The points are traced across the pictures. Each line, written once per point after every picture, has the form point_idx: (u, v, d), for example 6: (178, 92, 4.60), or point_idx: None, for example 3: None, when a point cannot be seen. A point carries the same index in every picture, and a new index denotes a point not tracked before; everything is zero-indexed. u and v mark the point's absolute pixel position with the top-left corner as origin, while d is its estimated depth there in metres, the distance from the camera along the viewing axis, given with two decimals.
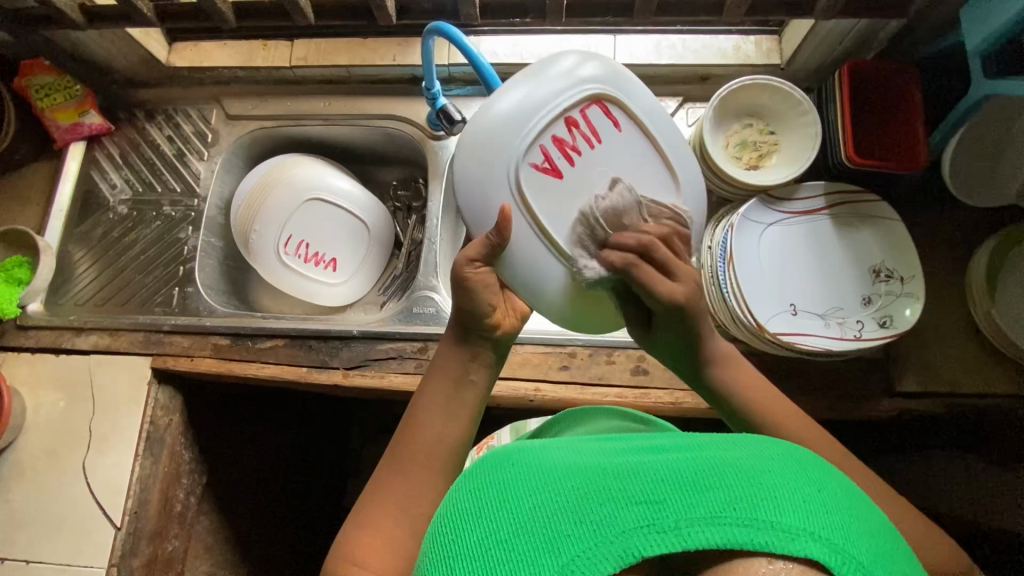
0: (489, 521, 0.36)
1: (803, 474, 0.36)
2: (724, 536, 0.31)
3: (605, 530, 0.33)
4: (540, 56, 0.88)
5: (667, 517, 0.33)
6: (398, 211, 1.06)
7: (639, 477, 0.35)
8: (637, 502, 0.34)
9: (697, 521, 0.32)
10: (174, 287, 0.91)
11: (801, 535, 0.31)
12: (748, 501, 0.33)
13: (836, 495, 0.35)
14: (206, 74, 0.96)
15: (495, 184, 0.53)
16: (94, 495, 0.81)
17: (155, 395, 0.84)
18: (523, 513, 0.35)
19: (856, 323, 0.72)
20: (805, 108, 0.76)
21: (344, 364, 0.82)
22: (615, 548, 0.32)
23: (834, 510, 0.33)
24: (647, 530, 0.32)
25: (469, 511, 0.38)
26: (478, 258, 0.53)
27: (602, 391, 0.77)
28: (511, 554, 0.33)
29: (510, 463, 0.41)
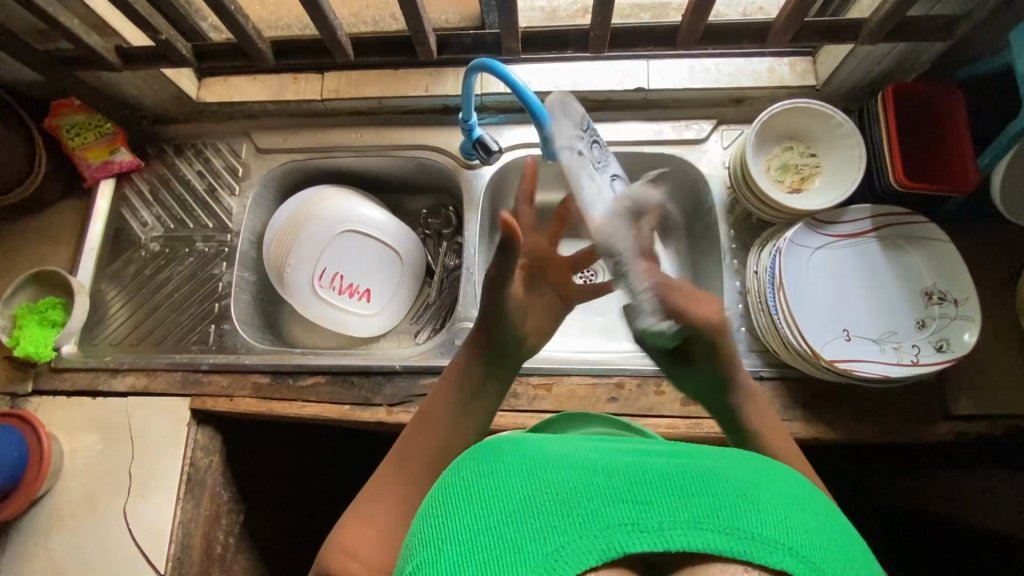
0: (480, 504, 0.36)
1: (786, 488, 0.37)
2: (705, 540, 0.32)
3: (591, 524, 0.33)
4: (574, 84, 0.88)
5: (651, 516, 0.33)
6: (428, 238, 1.06)
7: (625, 475, 0.36)
8: (621, 501, 0.34)
9: (679, 523, 0.33)
10: (210, 324, 0.90)
11: (779, 547, 0.32)
12: (730, 509, 0.33)
13: (815, 508, 0.36)
14: (236, 108, 0.96)
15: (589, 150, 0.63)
16: (137, 541, 0.79)
17: (195, 437, 0.83)
18: (510, 498, 0.35)
19: (912, 348, 0.71)
20: (847, 131, 0.76)
21: (387, 400, 0.81)
22: (598, 542, 0.32)
23: (817, 530, 0.34)
24: (631, 528, 0.33)
25: (455, 495, 0.37)
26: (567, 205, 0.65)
27: (653, 422, 0.76)
28: (497, 541, 0.33)
29: (497, 449, 0.40)
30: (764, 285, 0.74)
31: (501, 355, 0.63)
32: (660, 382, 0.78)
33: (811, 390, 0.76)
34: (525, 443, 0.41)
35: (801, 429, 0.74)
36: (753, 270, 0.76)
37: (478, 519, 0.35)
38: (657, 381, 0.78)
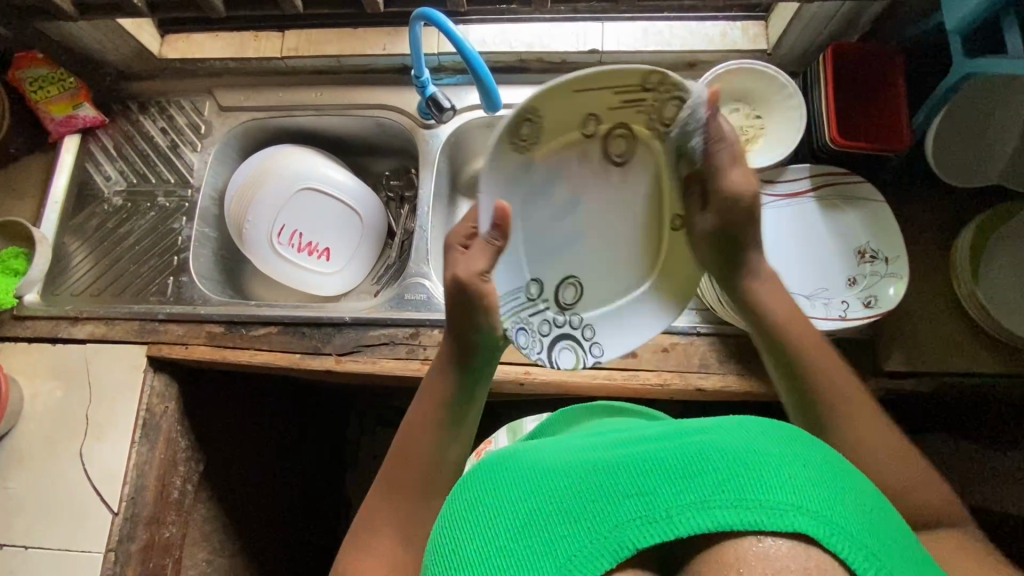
0: (495, 526, 0.38)
1: (786, 447, 0.39)
2: (715, 520, 0.34)
3: (603, 526, 0.36)
4: (528, 44, 0.89)
5: (659, 508, 0.35)
6: (391, 201, 1.07)
7: (629, 471, 0.38)
8: (630, 497, 0.36)
9: (687, 509, 0.35)
10: (169, 276, 0.92)
11: (785, 510, 0.34)
12: (734, 484, 0.35)
13: (819, 464, 0.38)
14: (198, 66, 0.97)
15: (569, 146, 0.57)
16: (92, 481, 0.82)
17: (151, 382, 0.86)
18: (524, 517, 0.38)
19: (841, 303, 0.72)
20: (790, 91, 0.77)
21: (336, 349, 0.83)
22: (613, 543, 0.35)
23: (819, 484, 0.36)
24: (643, 523, 0.35)
25: (471, 519, 0.40)
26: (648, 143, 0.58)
27: (592, 374, 0.78)
28: (519, 558, 0.36)
29: (507, 468, 0.43)
30: None
31: (471, 372, 0.60)
32: None
33: (747, 346, 0.78)
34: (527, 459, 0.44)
35: (736, 383, 0.76)
36: None
37: (493, 539, 0.38)
38: None
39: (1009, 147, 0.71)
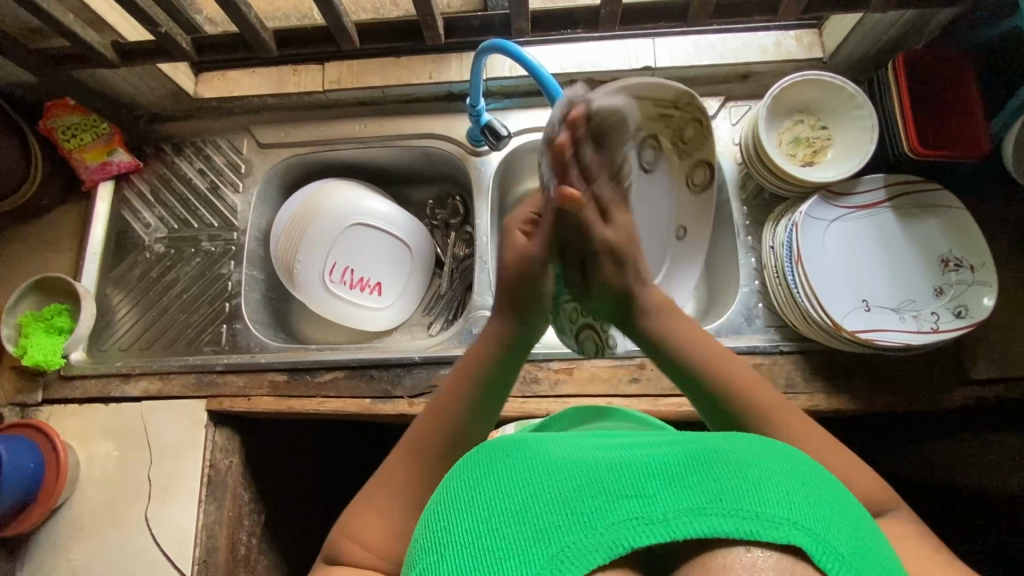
0: (484, 507, 0.36)
1: (791, 466, 0.36)
2: (710, 526, 0.31)
3: (595, 522, 0.32)
4: (580, 65, 0.87)
5: (655, 508, 0.32)
6: (436, 229, 1.05)
7: (628, 470, 0.35)
8: (625, 496, 0.33)
9: (685, 513, 0.32)
10: (222, 324, 0.88)
11: (783, 523, 0.31)
12: (735, 492, 0.32)
13: (821, 486, 0.35)
14: (235, 104, 0.94)
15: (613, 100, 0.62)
16: (161, 546, 0.78)
17: (213, 438, 0.82)
18: (512, 506, 0.35)
19: (931, 315, 0.71)
20: (859, 102, 0.76)
21: (408, 392, 0.80)
22: (604, 538, 0.32)
23: (819, 504, 0.33)
24: (636, 523, 0.32)
25: (462, 501, 0.37)
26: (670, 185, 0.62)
27: (676, 402, 0.77)
28: (502, 542, 0.33)
29: (500, 452, 0.40)
30: (781, 259, 0.74)
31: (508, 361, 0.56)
32: None
33: (831, 362, 0.76)
34: (516, 446, 0.41)
35: (825, 401, 0.75)
36: (770, 244, 0.77)
37: (479, 525, 0.35)
38: None
39: None
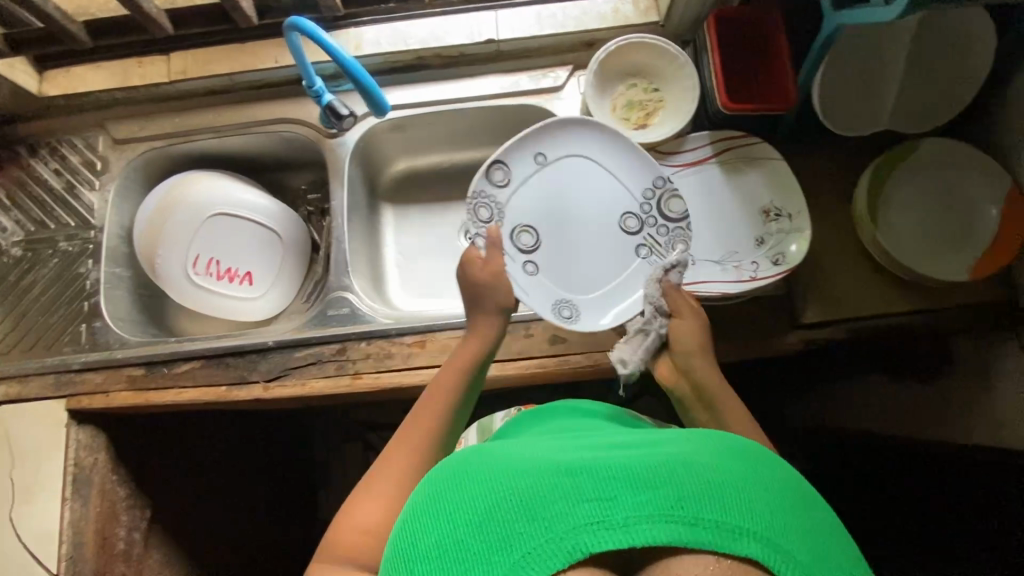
0: (446, 517, 0.36)
1: (754, 472, 0.38)
2: (670, 534, 0.33)
3: (558, 527, 0.33)
4: (424, 40, 0.89)
5: (617, 513, 0.34)
6: (312, 215, 1.05)
7: (592, 471, 0.36)
8: (589, 499, 0.34)
9: (647, 519, 0.34)
10: (82, 323, 0.88)
11: (743, 534, 0.33)
12: (693, 501, 0.34)
13: (774, 488, 0.37)
14: (84, 100, 0.93)
15: (550, 274, 0.70)
16: (26, 547, 0.79)
17: (76, 436, 0.83)
18: (473, 511, 0.35)
19: (751, 265, 0.74)
20: (682, 62, 0.78)
21: (263, 376, 0.81)
22: (566, 543, 0.33)
23: (775, 510, 0.35)
24: (596, 527, 0.33)
25: (427, 506, 0.37)
26: (564, 222, 0.71)
27: (523, 365, 0.78)
28: (466, 553, 0.33)
29: (466, 461, 0.40)
30: None
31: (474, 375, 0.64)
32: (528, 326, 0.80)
33: None
34: (482, 451, 0.42)
35: None
36: None
37: (444, 534, 0.35)
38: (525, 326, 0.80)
39: (897, 81, 0.73)
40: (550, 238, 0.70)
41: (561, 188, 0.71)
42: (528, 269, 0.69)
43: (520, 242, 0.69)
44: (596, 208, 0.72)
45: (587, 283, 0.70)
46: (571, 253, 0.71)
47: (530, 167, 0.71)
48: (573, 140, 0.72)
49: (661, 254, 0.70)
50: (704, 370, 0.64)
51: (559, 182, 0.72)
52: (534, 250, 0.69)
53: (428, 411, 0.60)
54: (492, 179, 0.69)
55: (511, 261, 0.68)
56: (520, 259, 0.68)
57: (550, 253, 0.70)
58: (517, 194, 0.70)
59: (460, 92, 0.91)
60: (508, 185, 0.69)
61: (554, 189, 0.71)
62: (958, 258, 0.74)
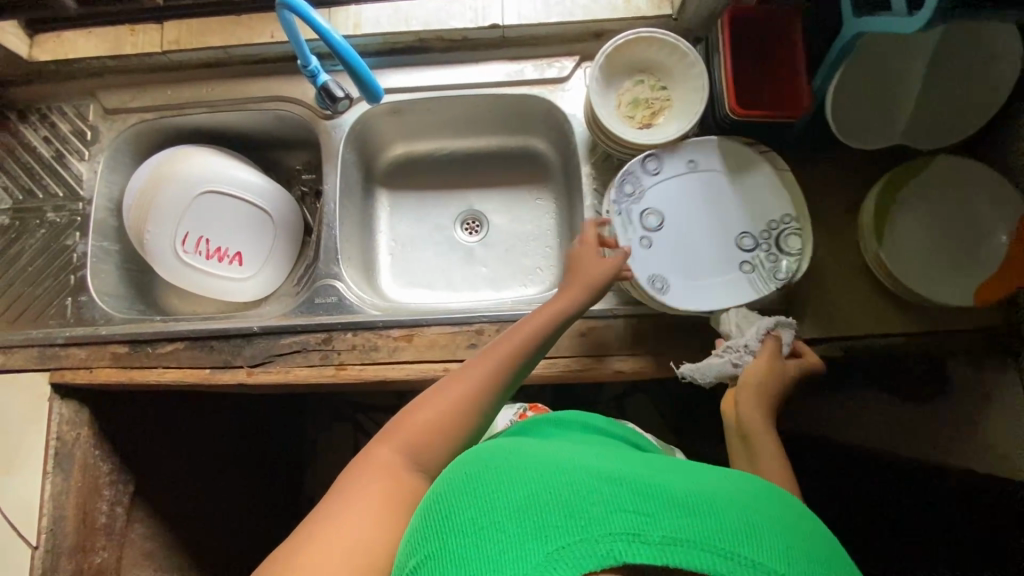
0: (486, 501, 0.37)
1: (790, 521, 0.39)
2: (704, 561, 0.34)
3: (596, 531, 0.34)
4: (425, 21, 0.85)
5: (655, 528, 0.35)
6: (306, 196, 1.03)
7: (636, 487, 0.37)
8: (630, 510, 0.35)
9: (685, 542, 0.34)
10: (67, 297, 0.87)
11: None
12: (731, 535, 0.35)
13: (809, 540, 0.38)
14: (75, 67, 0.90)
15: (658, 259, 0.72)
16: (7, 517, 0.79)
17: (58, 410, 0.83)
18: (514, 496, 0.36)
19: (754, 276, 0.71)
20: (691, 61, 0.75)
21: (247, 361, 0.80)
22: (601, 548, 0.34)
23: (809, 562, 0.36)
24: (632, 537, 0.34)
25: (464, 490, 0.39)
26: (688, 222, 0.74)
27: None
28: (501, 535, 0.34)
29: (513, 453, 0.42)
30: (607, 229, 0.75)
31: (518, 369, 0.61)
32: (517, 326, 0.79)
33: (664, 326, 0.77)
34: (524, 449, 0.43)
35: (653, 363, 0.76)
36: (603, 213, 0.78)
37: (481, 517, 0.36)
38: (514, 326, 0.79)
39: (915, 90, 0.70)
40: (668, 232, 0.73)
41: (701, 197, 0.75)
42: (634, 246, 0.72)
43: (646, 221, 0.73)
44: (722, 222, 0.74)
45: (687, 281, 0.72)
46: (684, 254, 0.73)
47: (677, 166, 0.75)
48: (682, 182, 0.74)
49: (760, 274, 0.71)
50: (749, 410, 0.61)
51: (705, 192, 0.75)
52: (648, 234, 0.73)
53: (487, 367, 0.59)
54: (645, 161, 0.74)
55: (626, 233, 0.72)
56: (634, 232, 0.73)
57: (659, 241, 0.73)
58: (657, 187, 0.74)
59: (462, 79, 0.88)
60: (657, 176, 0.74)
61: (687, 194, 0.75)
62: (966, 279, 0.71)
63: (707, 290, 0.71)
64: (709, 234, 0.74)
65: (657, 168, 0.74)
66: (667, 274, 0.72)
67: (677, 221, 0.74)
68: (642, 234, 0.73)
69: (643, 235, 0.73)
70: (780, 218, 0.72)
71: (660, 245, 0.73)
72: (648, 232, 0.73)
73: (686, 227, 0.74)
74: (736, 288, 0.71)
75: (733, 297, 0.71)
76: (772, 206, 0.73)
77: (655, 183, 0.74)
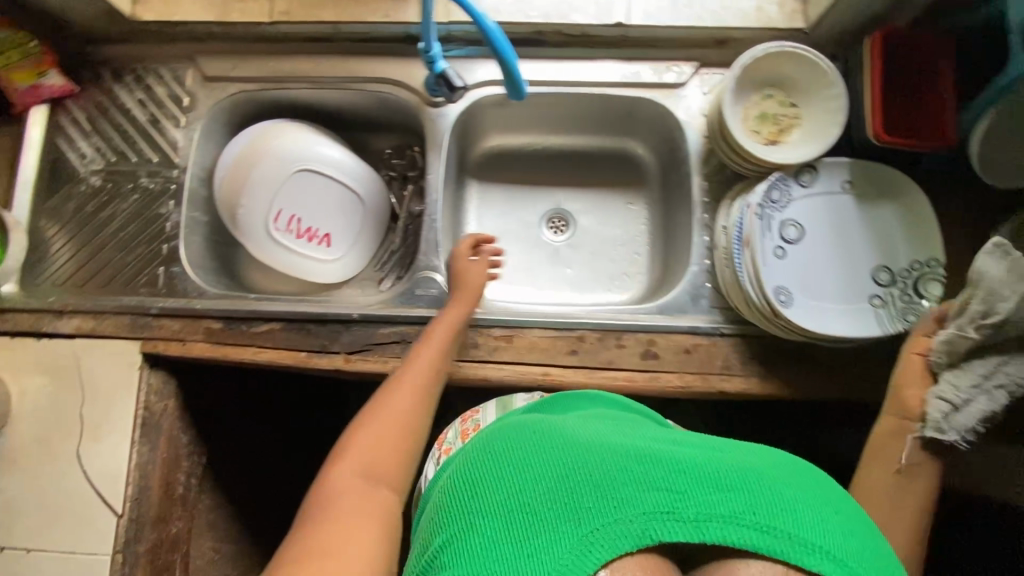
0: (522, 488, 0.45)
1: (813, 493, 0.45)
2: (739, 535, 0.41)
3: (627, 510, 0.42)
4: (546, 13, 0.83)
5: (685, 507, 0.42)
6: (393, 180, 1.01)
7: (660, 469, 0.45)
8: (657, 490, 0.43)
9: (716, 518, 0.41)
10: (159, 266, 0.85)
11: (811, 548, 0.40)
12: (765, 509, 0.42)
13: (833, 511, 0.44)
14: (178, 30, 0.88)
15: (787, 271, 0.71)
16: (93, 483, 0.79)
17: (147, 380, 0.82)
18: (549, 479, 0.45)
19: (876, 307, 0.70)
20: (830, 80, 0.73)
21: (345, 348, 0.79)
22: (635, 528, 0.41)
23: (839, 532, 0.42)
24: (666, 516, 0.42)
25: (502, 476, 0.47)
26: (819, 242, 0.73)
27: (612, 375, 0.76)
28: (540, 517, 0.43)
29: (540, 441, 0.50)
30: (731, 240, 0.73)
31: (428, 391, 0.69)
32: (621, 336, 0.78)
33: (771, 348, 0.76)
34: (563, 429, 0.51)
35: (757, 386, 0.75)
36: (722, 224, 0.76)
37: (520, 502, 0.44)
38: (618, 335, 0.78)
39: None
40: (802, 248, 0.73)
41: (841, 221, 0.73)
42: (766, 254, 0.71)
43: (785, 232, 0.72)
44: (856, 251, 0.73)
45: (811, 299, 0.71)
46: (814, 273, 0.72)
47: (826, 183, 0.73)
48: (814, 203, 0.73)
49: (890, 309, 0.70)
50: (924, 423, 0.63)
51: (848, 218, 0.73)
52: (783, 245, 0.72)
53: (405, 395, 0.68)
54: (799, 172, 0.73)
55: (762, 237, 0.71)
56: (770, 239, 0.72)
57: (790, 255, 0.72)
58: (801, 201, 0.73)
59: (576, 75, 0.85)
60: (807, 190, 0.73)
61: (827, 216, 0.73)
62: None
63: (825, 315, 0.71)
64: (841, 260, 0.73)
65: (807, 181, 0.73)
66: (791, 289, 0.71)
67: (813, 238, 0.73)
68: (774, 244, 0.72)
69: (774, 244, 0.72)
70: (915, 260, 0.71)
71: (791, 260, 0.72)
72: (783, 243, 0.72)
73: (820, 246, 0.73)
74: (861, 317, 0.70)
75: (854, 326, 0.70)
76: (912, 246, 0.72)
77: (801, 198, 0.73)
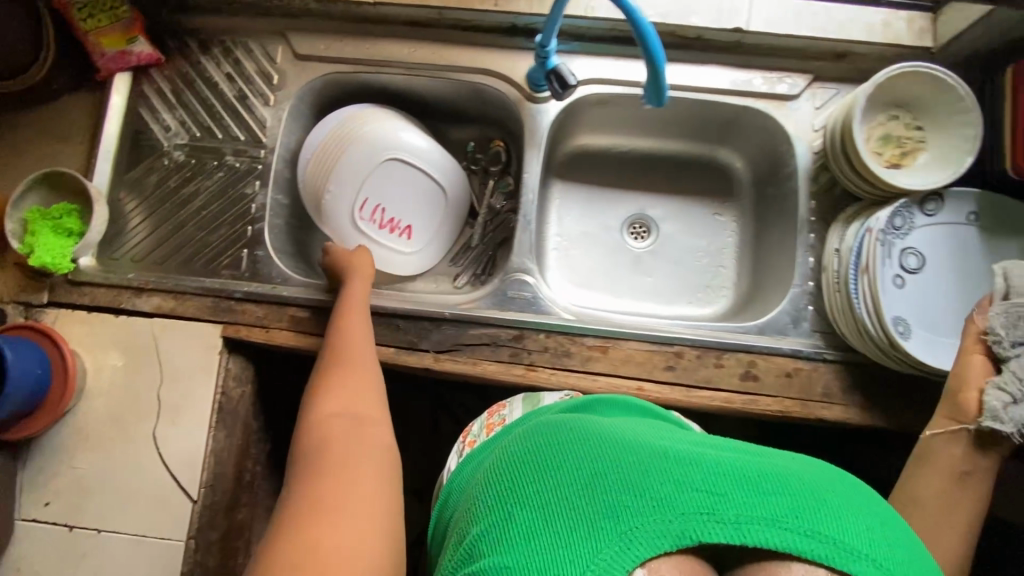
0: (547, 485, 0.40)
1: (861, 498, 0.39)
2: (785, 540, 0.35)
3: (667, 509, 0.36)
4: (663, 13, 0.80)
5: (726, 509, 0.36)
6: (473, 174, 0.97)
7: (697, 466, 0.39)
8: (695, 489, 0.37)
9: (760, 521, 0.36)
10: (242, 249, 0.83)
11: (858, 555, 0.35)
12: (809, 511, 0.36)
13: (883, 518, 0.38)
14: (275, 4, 0.85)
15: (905, 301, 0.69)
16: (168, 467, 0.77)
17: (227, 364, 0.80)
18: (579, 473, 0.40)
19: None
20: (966, 106, 0.69)
21: (434, 347, 0.77)
22: (675, 529, 0.36)
23: (892, 540, 0.37)
24: (706, 518, 0.36)
25: (529, 472, 0.42)
26: (938, 274, 0.71)
27: (709, 395, 0.74)
28: (567, 512, 0.37)
29: (569, 433, 0.45)
30: (845, 266, 0.71)
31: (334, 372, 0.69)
32: (720, 354, 0.75)
33: (874, 377, 0.74)
34: (592, 425, 0.45)
35: (858, 416, 0.73)
36: (834, 247, 0.74)
37: (549, 499, 0.39)
38: (717, 354, 0.75)
39: None
40: (920, 279, 0.70)
41: (963, 255, 0.71)
42: (885, 281, 0.69)
43: (906, 261, 0.70)
44: (975, 286, 0.71)
45: (928, 334, 0.69)
46: (931, 306, 0.70)
47: (952, 215, 0.71)
48: (938, 233, 0.71)
49: None
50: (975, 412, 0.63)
51: (971, 253, 0.71)
52: (902, 274, 0.70)
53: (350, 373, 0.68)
54: (925, 202, 0.70)
55: (882, 262, 0.69)
56: (891, 266, 0.69)
57: (908, 285, 0.70)
58: (924, 231, 0.71)
59: (686, 80, 0.82)
60: (931, 219, 0.71)
61: (949, 248, 0.71)
62: None
63: (941, 349, 0.69)
64: (960, 294, 0.70)
65: (931, 209, 0.71)
66: (909, 321, 0.68)
67: (932, 270, 0.71)
68: (893, 271, 0.69)
69: (893, 272, 0.69)
70: None
71: (909, 290, 0.70)
72: (902, 272, 0.70)
73: (940, 278, 0.71)
74: None
75: None
76: None
77: (925, 227, 0.71)
